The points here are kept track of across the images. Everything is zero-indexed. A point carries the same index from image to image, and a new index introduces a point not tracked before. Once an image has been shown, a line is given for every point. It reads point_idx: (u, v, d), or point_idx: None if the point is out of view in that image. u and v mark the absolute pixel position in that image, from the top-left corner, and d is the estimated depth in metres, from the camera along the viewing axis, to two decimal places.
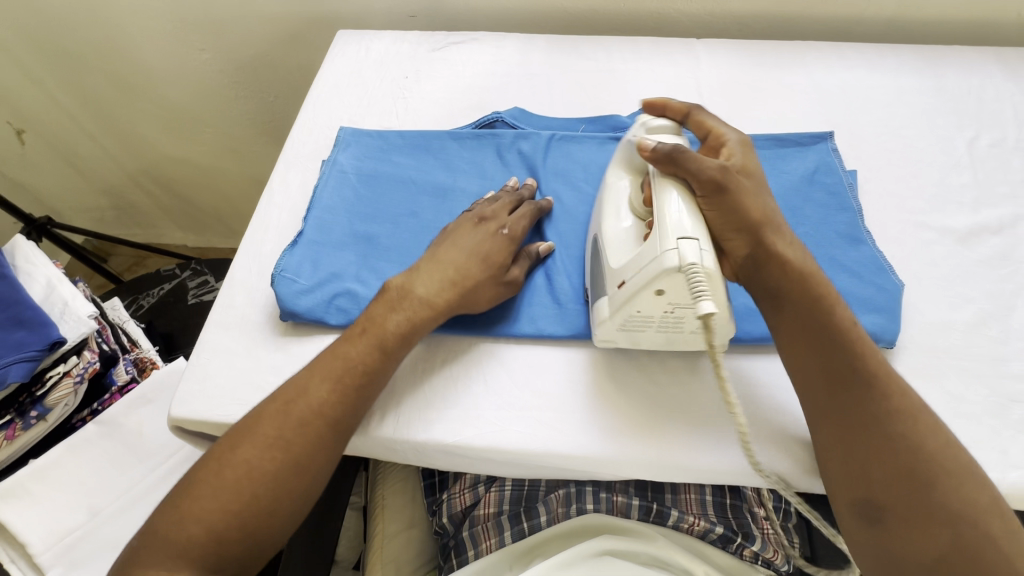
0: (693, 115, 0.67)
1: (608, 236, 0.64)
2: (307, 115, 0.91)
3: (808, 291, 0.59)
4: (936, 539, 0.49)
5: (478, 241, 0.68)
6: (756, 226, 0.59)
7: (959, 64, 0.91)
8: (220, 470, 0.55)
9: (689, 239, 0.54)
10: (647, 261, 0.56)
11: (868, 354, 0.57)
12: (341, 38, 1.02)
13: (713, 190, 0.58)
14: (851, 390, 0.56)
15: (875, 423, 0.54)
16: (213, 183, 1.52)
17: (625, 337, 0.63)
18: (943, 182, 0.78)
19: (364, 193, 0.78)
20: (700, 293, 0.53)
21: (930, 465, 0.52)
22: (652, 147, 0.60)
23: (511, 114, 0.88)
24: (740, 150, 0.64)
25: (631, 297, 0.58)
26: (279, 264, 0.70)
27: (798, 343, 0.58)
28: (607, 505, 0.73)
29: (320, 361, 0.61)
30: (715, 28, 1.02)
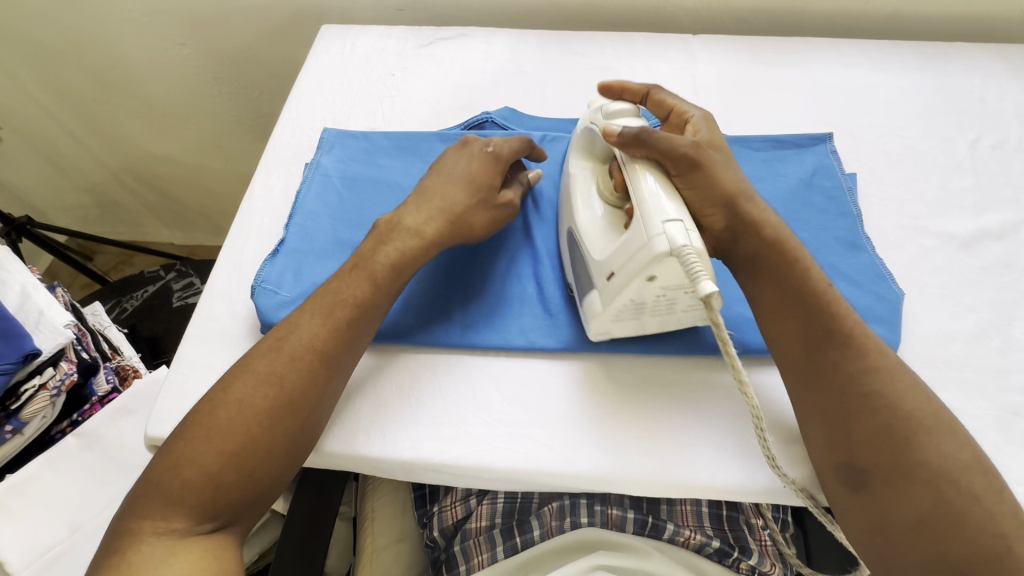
0: (652, 95, 0.68)
1: (585, 228, 0.63)
2: (289, 114, 0.88)
3: (784, 258, 0.59)
4: (917, 500, 0.49)
5: (466, 167, 0.69)
6: (732, 198, 0.60)
7: (961, 62, 0.88)
8: (214, 409, 0.54)
9: (675, 221, 0.53)
10: (635, 249, 0.55)
11: (844, 314, 0.57)
12: (326, 33, 0.99)
13: (687, 166, 0.59)
14: (828, 350, 0.55)
15: (853, 382, 0.54)
16: (198, 180, 1.48)
17: (618, 325, 0.62)
18: (945, 185, 0.76)
19: (349, 198, 0.76)
20: (696, 273, 0.50)
21: (910, 422, 0.51)
22: (617, 132, 0.60)
23: (501, 114, 0.85)
24: (704, 125, 0.65)
25: (622, 286, 0.57)
26: (260, 274, 0.68)
27: (778, 309, 0.58)
28: (601, 518, 0.71)
29: (312, 298, 0.61)
30: (712, 22, 0.99)
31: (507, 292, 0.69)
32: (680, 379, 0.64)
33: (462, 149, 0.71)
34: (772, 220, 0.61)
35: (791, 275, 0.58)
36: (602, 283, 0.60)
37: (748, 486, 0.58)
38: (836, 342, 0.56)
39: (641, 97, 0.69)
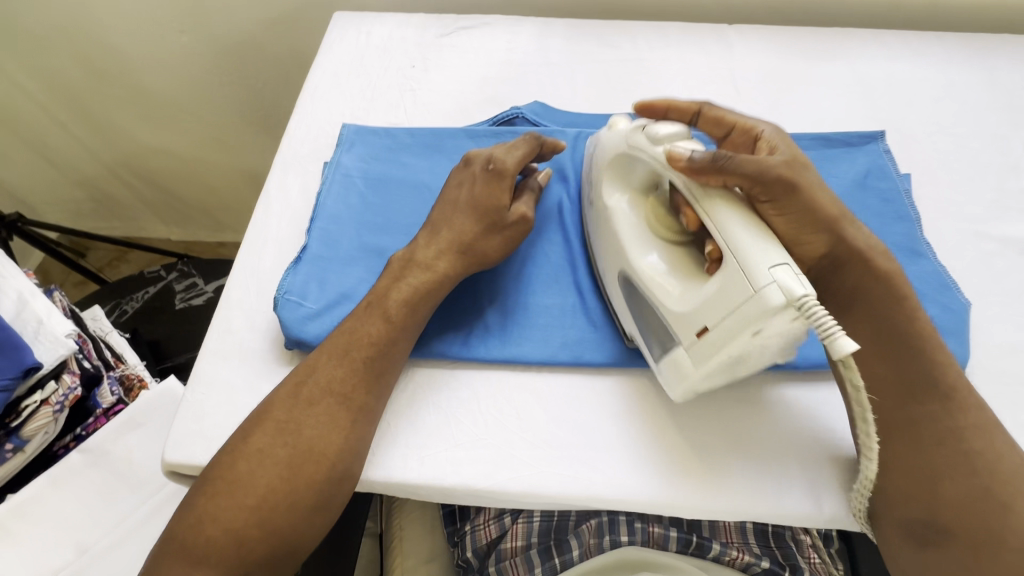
0: (705, 112, 0.62)
1: (647, 275, 0.56)
2: (304, 109, 0.82)
3: (887, 296, 0.55)
4: (1004, 565, 0.46)
5: (467, 190, 0.64)
6: (833, 221, 0.55)
7: (1010, 55, 0.84)
8: (234, 462, 0.51)
9: (780, 265, 0.46)
10: (739, 302, 0.47)
11: (944, 365, 0.53)
12: (338, 21, 0.93)
13: (783, 191, 0.53)
14: (926, 403, 0.52)
15: (954, 438, 0.50)
16: (198, 175, 1.42)
17: (706, 382, 0.54)
18: (1001, 186, 0.73)
19: (373, 200, 0.71)
20: (828, 327, 0.44)
21: (1009, 485, 0.48)
22: (687, 157, 0.52)
23: (531, 109, 0.80)
24: (779, 141, 0.59)
25: (721, 343, 0.50)
26: (283, 284, 0.63)
27: (869, 353, 0.54)
28: (642, 537, 0.67)
29: (328, 341, 0.58)
30: (747, 12, 0.94)
31: (548, 303, 0.65)
32: (739, 395, 0.60)
33: (464, 168, 0.65)
34: (875, 249, 0.56)
35: (889, 318, 0.54)
36: (689, 339, 0.52)
37: (816, 514, 0.54)
38: (935, 396, 0.52)
39: (692, 114, 0.63)
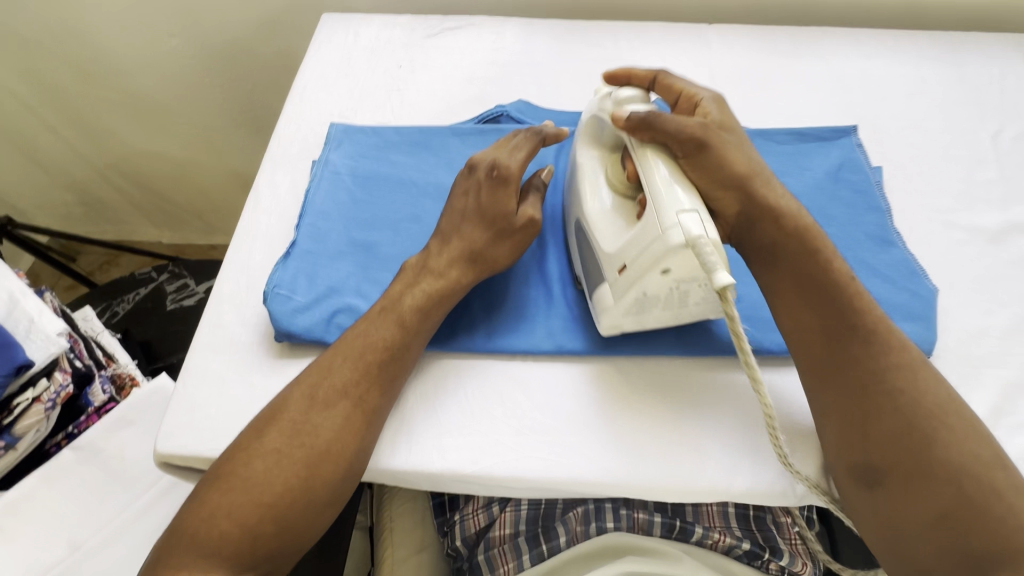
0: (660, 79, 0.67)
1: (591, 219, 0.61)
2: (292, 109, 0.84)
3: (806, 249, 0.58)
4: (937, 496, 0.47)
5: (474, 199, 0.65)
6: (745, 179, 0.59)
7: (979, 52, 0.87)
8: (248, 459, 0.52)
9: (689, 212, 0.52)
10: (648, 241, 0.53)
11: (867, 308, 0.55)
12: (326, 23, 0.94)
13: (694, 148, 0.58)
14: (848, 346, 0.54)
15: (874, 379, 0.52)
16: (189, 178, 1.43)
17: (632, 321, 0.60)
18: (970, 178, 0.75)
19: (361, 197, 0.72)
20: (712, 265, 0.50)
21: (932, 419, 0.50)
22: (626, 115, 0.59)
23: (516, 107, 0.82)
24: (715, 108, 0.64)
25: (636, 280, 0.55)
26: (272, 279, 0.64)
27: (794, 301, 0.57)
28: (628, 523, 0.68)
29: (340, 343, 0.59)
30: (726, 13, 0.96)
31: (531, 295, 0.67)
32: (715, 382, 0.62)
33: (470, 174, 0.66)
34: (791, 207, 0.60)
35: (811, 268, 0.57)
36: (613, 277, 0.58)
37: (789, 492, 0.56)
38: (857, 337, 0.54)
39: (649, 81, 0.68)
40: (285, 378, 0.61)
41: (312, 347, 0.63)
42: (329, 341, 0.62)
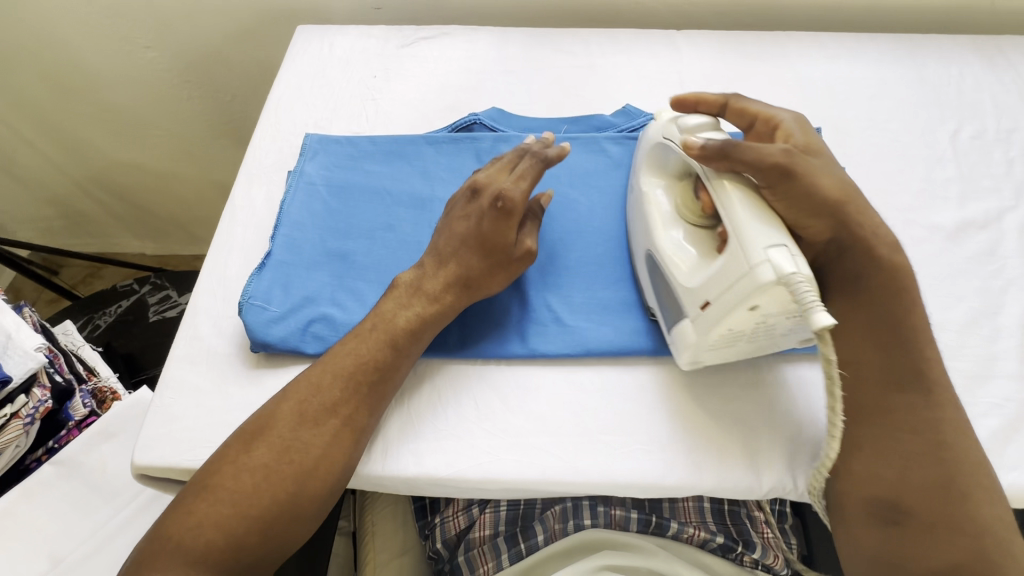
0: (730, 104, 0.64)
1: (663, 248, 0.61)
2: (268, 120, 0.85)
3: (894, 286, 0.57)
4: (955, 550, 0.49)
5: (474, 224, 0.64)
6: (836, 205, 0.57)
7: (937, 54, 0.90)
8: (235, 472, 0.53)
9: (778, 246, 0.50)
10: (735, 278, 0.52)
11: (934, 360, 0.55)
12: (302, 34, 0.95)
13: (779, 177, 0.55)
14: (908, 394, 0.54)
15: (929, 430, 0.53)
16: (171, 188, 1.43)
17: (714, 352, 0.59)
18: (929, 177, 0.78)
19: (335, 207, 0.73)
20: (809, 301, 0.48)
21: (969, 479, 0.51)
22: (698, 145, 0.57)
23: (489, 115, 0.83)
24: (796, 130, 0.61)
25: (722, 316, 0.54)
26: (247, 290, 0.65)
27: (863, 339, 0.56)
28: (605, 519, 0.70)
29: (329, 358, 0.60)
30: (695, 18, 0.99)
31: (504, 299, 0.68)
32: (683, 380, 0.63)
33: (473, 199, 0.65)
34: (885, 237, 0.58)
35: (891, 304, 0.56)
36: (695, 311, 0.57)
37: (754, 485, 0.58)
38: (920, 387, 0.54)
39: (719, 107, 0.65)
40: (262, 388, 0.62)
41: (289, 356, 0.64)
42: (305, 350, 0.63)
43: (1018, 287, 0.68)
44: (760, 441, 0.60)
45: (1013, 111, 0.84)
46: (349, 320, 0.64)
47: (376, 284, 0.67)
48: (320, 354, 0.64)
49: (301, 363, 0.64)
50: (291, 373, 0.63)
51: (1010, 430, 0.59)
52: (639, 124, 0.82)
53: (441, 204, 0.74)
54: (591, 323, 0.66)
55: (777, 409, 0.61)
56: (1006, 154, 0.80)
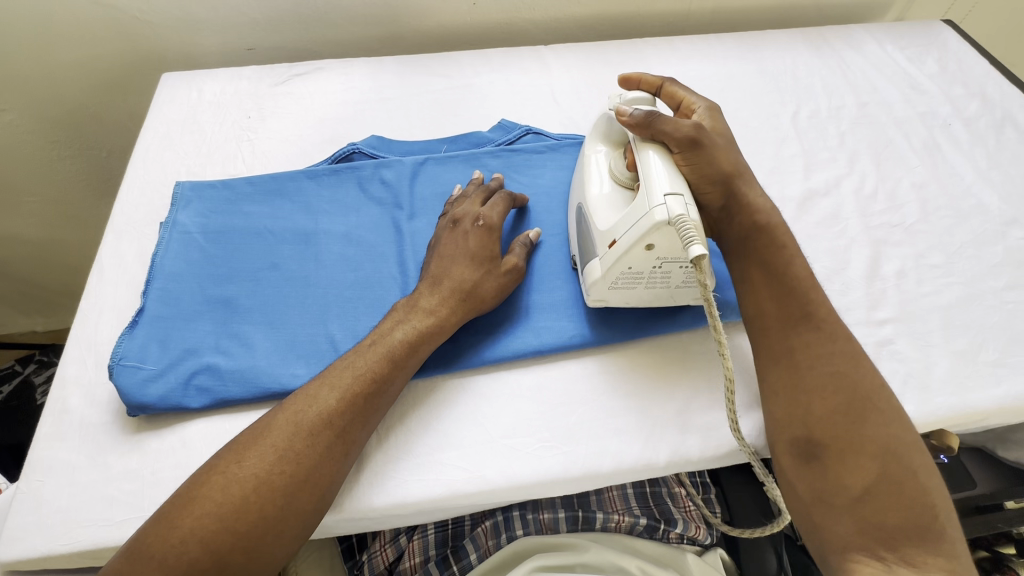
0: (666, 86, 0.70)
1: (591, 204, 0.64)
2: (134, 173, 0.81)
3: (772, 244, 0.61)
4: (865, 473, 0.50)
5: (467, 245, 0.67)
6: (730, 176, 0.62)
7: (773, 46, 1.01)
8: (224, 485, 0.50)
9: (675, 195, 0.55)
10: (636, 219, 0.57)
11: (820, 301, 0.59)
12: (167, 81, 0.92)
13: (689, 145, 0.60)
14: (801, 330, 0.58)
15: (825, 359, 0.56)
16: (54, 257, 1.28)
17: (615, 294, 0.64)
18: (777, 155, 0.86)
19: (214, 252, 0.71)
20: (689, 238, 0.52)
21: (866, 401, 0.54)
22: (629, 113, 0.62)
23: (368, 143, 0.83)
24: (710, 116, 0.67)
25: (622, 254, 0.58)
26: (118, 351, 0.62)
27: (761, 291, 0.60)
28: (535, 526, 0.70)
29: (328, 371, 0.59)
30: (560, 32, 1.07)
31: None
32: (573, 373, 0.66)
33: (454, 227, 0.69)
34: (765, 205, 0.63)
35: (776, 260, 0.61)
36: (603, 250, 0.61)
37: (653, 464, 0.61)
38: (811, 324, 0.58)
39: (656, 88, 0.71)
40: (145, 454, 0.59)
41: (172, 414, 0.61)
42: (189, 405, 0.60)
43: (859, 243, 0.77)
44: (653, 421, 0.63)
45: (840, 90, 0.95)
46: (236, 367, 0.62)
47: (264, 326, 0.66)
48: (207, 407, 0.61)
49: (188, 419, 0.61)
50: (176, 431, 0.60)
51: None
52: (515, 136, 0.85)
53: (326, 236, 0.73)
54: (483, 333, 0.67)
55: (663, 386, 0.65)
56: (838, 128, 0.90)
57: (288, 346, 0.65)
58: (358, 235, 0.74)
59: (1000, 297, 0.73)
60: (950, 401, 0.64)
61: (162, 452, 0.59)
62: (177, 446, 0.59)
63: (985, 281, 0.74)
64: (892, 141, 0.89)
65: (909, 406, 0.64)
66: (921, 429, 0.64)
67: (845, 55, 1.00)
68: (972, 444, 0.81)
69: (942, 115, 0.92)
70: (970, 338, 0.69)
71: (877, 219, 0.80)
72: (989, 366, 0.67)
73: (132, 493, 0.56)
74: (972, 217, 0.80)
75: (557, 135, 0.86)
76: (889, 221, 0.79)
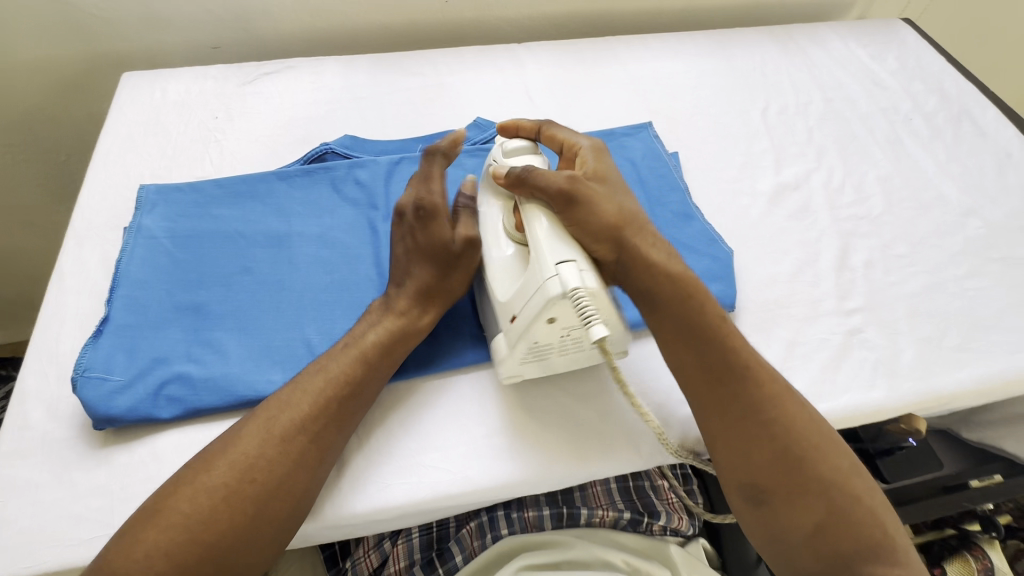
0: (545, 131, 0.66)
1: (491, 270, 0.61)
2: (95, 177, 0.78)
3: (678, 295, 0.58)
4: (816, 509, 0.52)
5: (410, 241, 0.64)
6: (619, 228, 0.57)
7: (742, 43, 1.03)
8: (191, 494, 0.49)
9: (567, 262, 0.53)
10: (532, 292, 0.54)
11: (739, 348, 0.57)
12: (129, 80, 0.89)
13: (565, 202, 0.56)
14: (726, 381, 0.56)
15: (753, 411, 0.55)
16: (11, 266, 1.22)
17: (531, 367, 0.61)
18: (749, 151, 0.87)
19: (183, 257, 0.68)
20: (589, 316, 0.51)
21: (800, 443, 0.54)
22: (505, 172, 0.60)
23: (341, 143, 0.82)
24: (592, 158, 0.63)
25: (525, 330, 0.56)
26: (81, 363, 0.59)
27: (675, 340, 0.58)
28: (520, 525, 0.69)
29: (298, 377, 0.57)
30: (534, 30, 1.07)
31: None
32: None
33: (400, 220, 0.65)
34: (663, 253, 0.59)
35: (688, 313, 0.58)
36: (507, 325, 0.58)
37: (631, 454, 0.62)
38: (735, 374, 0.56)
39: (536, 133, 0.67)
40: (113, 468, 0.56)
41: (143, 426, 0.59)
42: (159, 416, 0.58)
43: (828, 236, 0.79)
44: (630, 412, 0.64)
45: (807, 87, 0.97)
46: (209, 375, 0.60)
47: (237, 332, 0.64)
48: (177, 418, 0.59)
49: (159, 430, 0.59)
50: (146, 443, 0.58)
51: (836, 358, 0.68)
52: (491, 135, 0.85)
53: (300, 238, 0.72)
54: (463, 334, 0.66)
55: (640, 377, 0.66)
56: (806, 124, 0.92)
57: (263, 352, 0.63)
58: (333, 236, 0.72)
59: (961, 284, 0.76)
60: (917, 386, 0.67)
61: (132, 465, 0.57)
62: (148, 459, 0.57)
63: (948, 269, 0.77)
64: (857, 136, 0.91)
65: (879, 392, 0.66)
66: (890, 413, 0.66)
67: (810, 52, 1.03)
68: (939, 427, 0.82)
69: (904, 110, 0.96)
70: (934, 324, 0.72)
71: (845, 211, 0.82)
72: (952, 351, 0.70)
73: (101, 509, 0.54)
74: (934, 208, 0.83)
75: None
76: (856, 214, 0.82)
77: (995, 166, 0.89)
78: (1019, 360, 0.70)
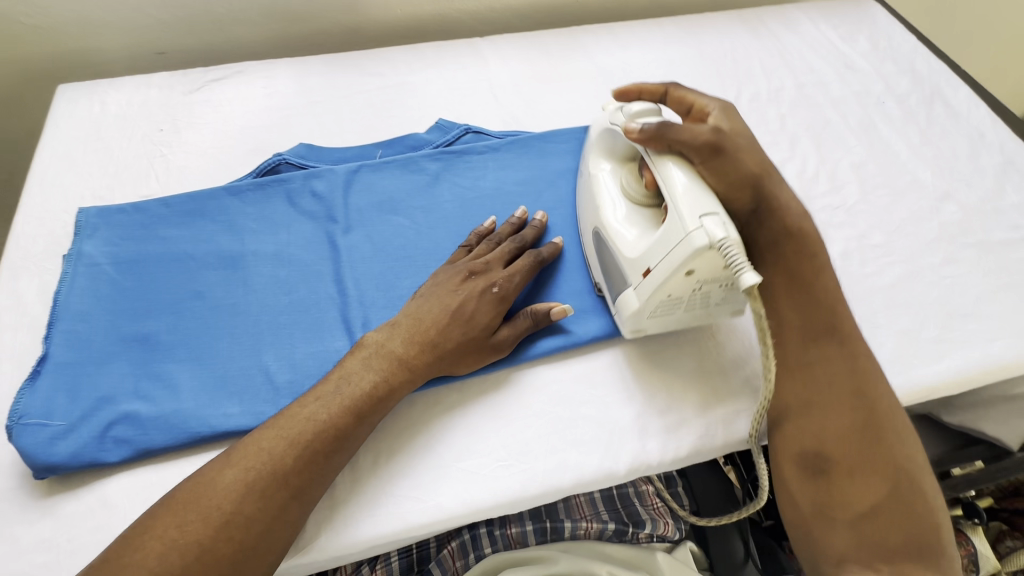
0: (672, 91, 0.64)
1: (612, 225, 0.60)
2: (30, 200, 0.73)
3: (801, 251, 0.60)
4: (874, 490, 0.52)
5: (463, 302, 0.61)
6: (757, 180, 0.58)
7: (711, 29, 1.00)
8: (159, 552, 0.45)
9: (711, 214, 0.51)
10: (671, 245, 0.53)
11: (844, 314, 0.59)
12: (65, 93, 0.83)
13: (711, 154, 0.56)
14: (824, 346, 0.57)
15: (845, 378, 0.56)
16: None
17: (653, 322, 0.60)
18: None
19: (127, 284, 0.64)
20: (738, 265, 0.50)
21: (880, 423, 0.54)
22: (638, 128, 0.56)
23: (296, 152, 0.77)
24: (725, 117, 0.61)
25: (660, 283, 0.54)
26: (17, 408, 0.55)
27: (788, 297, 0.59)
28: (503, 542, 0.68)
29: (279, 418, 0.54)
30: (497, 22, 1.02)
31: (336, 348, 0.63)
32: (530, 386, 0.63)
33: (470, 282, 0.63)
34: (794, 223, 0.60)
35: (804, 269, 0.59)
36: (638, 278, 0.57)
37: (614, 472, 0.59)
38: (834, 339, 0.57)
39: (660, 95, 0.64)
40: (58, 518, 0.53)
41: (89, 471, 0.55)
42: (106, 460, 0.54)
43: None
44: (621, 432, 0.61)
45: (779, 72, 0.95)
46: (160, 413, 0.57)
47: (189, 363, 0.60)
48: (125, 460, 0.55)
49: (108, 474, 0.55)
50: (94, 490, 0.54)
51: None
52: (454, 137, 0.81)
53: (254, 258, 0.68)
54: None
55: (631, 395, 0.63)
56: (779, 111, 0.90)
57: (217, 383, 0.59)
58: (289, 253, 0.69)
59: (938, 273, 0.74)
60: (896, 381, 0.65)
61: (79, 514, 0.53)
62: (96, 506, 0.54)
63: (924, 258, 0.76)
64: (831, 122, 0.89)
65: None
66: None
67: (781, 36, 1.00)
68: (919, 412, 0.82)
69: (876, 93, 0.94)
70: (911, 315, 0.70)
71: (820, 201, 0.80)
72: (931, 341, 0.69)
73: (46, 565, 0.50)
74: (909, 194, 0.82)
75: (498, 133, 0.83)
76: (831, 203, 0.80)
77: (968, 148, 0.88)
78: (996, 348, 0.69)
